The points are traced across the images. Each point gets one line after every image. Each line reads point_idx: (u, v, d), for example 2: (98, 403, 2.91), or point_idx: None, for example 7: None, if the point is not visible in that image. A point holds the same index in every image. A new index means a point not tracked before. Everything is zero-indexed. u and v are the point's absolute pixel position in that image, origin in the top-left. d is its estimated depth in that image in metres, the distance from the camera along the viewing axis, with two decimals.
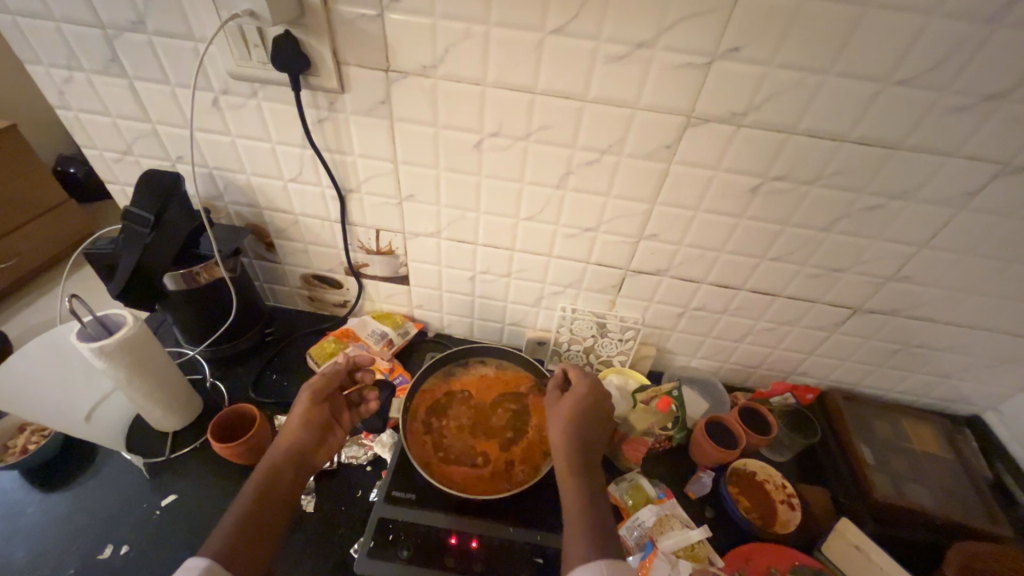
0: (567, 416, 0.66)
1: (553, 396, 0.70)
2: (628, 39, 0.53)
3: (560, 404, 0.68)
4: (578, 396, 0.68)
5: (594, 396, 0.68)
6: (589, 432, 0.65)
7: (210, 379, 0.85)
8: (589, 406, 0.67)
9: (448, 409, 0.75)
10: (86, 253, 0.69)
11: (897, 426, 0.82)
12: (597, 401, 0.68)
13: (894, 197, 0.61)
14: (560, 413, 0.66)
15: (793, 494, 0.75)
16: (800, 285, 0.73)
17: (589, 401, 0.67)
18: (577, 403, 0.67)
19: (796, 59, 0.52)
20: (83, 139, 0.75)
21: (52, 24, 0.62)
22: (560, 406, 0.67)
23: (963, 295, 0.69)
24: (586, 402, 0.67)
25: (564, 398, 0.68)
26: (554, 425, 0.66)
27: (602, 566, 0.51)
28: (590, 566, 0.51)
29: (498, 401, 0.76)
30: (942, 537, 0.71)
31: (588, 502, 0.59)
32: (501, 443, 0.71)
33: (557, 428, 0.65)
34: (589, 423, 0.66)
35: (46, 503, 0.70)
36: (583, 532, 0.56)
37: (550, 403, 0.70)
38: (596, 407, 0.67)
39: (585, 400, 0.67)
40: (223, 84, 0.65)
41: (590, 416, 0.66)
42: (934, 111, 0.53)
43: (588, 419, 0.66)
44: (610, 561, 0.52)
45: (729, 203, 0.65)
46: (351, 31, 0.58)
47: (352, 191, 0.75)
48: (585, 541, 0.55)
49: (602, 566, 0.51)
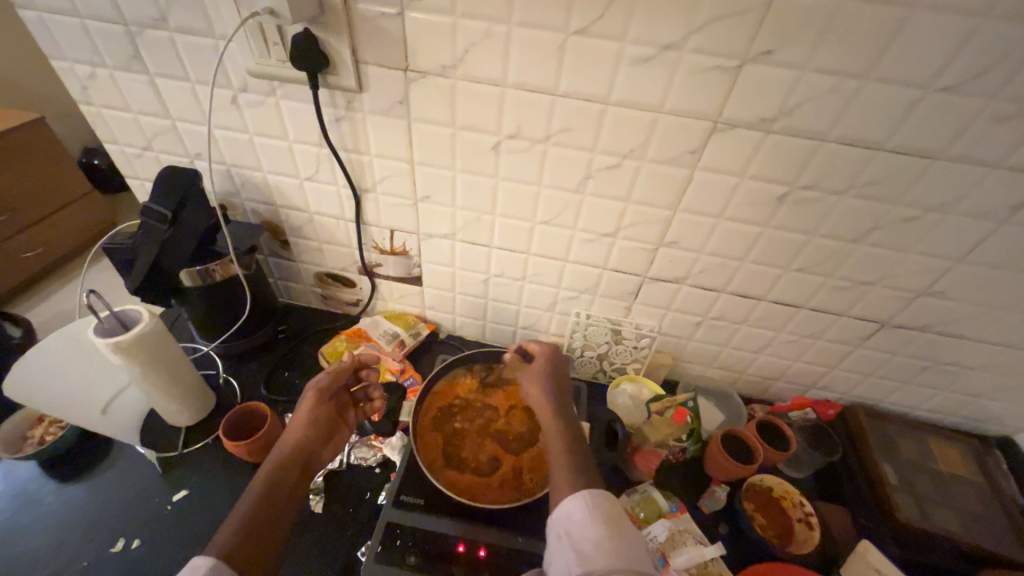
0: (541, 378, 0.69)
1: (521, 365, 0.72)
2: (656, 41, 0.51)
3: (531, 368, 0.71)
4: (544, 360, 0.71)
5: (558, 359, 0.72)
6: (561, 389, 0.68)
7: (223, 375, 0.86)
8: (556, 368, 0.71)
9: (451, 411, 0.74)
10: (106, 249, 0.70)
11: (923, 445, 0.79)
12: (561, 364, 0.72)
13: (930, 209, 0.58)
14: (533, 375, 0.69)
15: (812, 513, 0.72)
16: (825, 298, 0.70)
17: (555, 364, 0.71)
18: (546, 366, 0.70)
19: (832, 64, 0.49)
20: (105, 134, 0.76)
21: (77, 20, 0.63)
22: (531, 371, 0.70)
23: (1000, 312, 0.66)
24: (553, 365, 0.71)
25: (534, 363, 0.72)
26: (531, 387, 0.68)
27: (591, 493, 0.53)
28: (580, 493, 0.53)
29: (500, 405, 0.75)
30: (971, 564, 0.68)
31: (572, 445, 0.61)
32: (507, 450, 0.70)
33: (533, 389, 0.68)
34: (560, 382, 0.69)
35: (62, 495, 0.71)
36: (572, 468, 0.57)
37: (519, 370, 0.71)
38: (561, 369, 0.71)
39: (552, 363, 0.71)
40: (242, 82, 0.65)
41: (558, 377, 0.70)
42: (979, 119, 0.50)
43: (558, 379, 0.69)
44: (597, 489, 0.54)
45: (754, 211, 0.63)
46: (371, 30, 0.57)
47: (367, 191, 0.74)
48: (573, 475, 0.56)
49: (591, 494, 0.53)
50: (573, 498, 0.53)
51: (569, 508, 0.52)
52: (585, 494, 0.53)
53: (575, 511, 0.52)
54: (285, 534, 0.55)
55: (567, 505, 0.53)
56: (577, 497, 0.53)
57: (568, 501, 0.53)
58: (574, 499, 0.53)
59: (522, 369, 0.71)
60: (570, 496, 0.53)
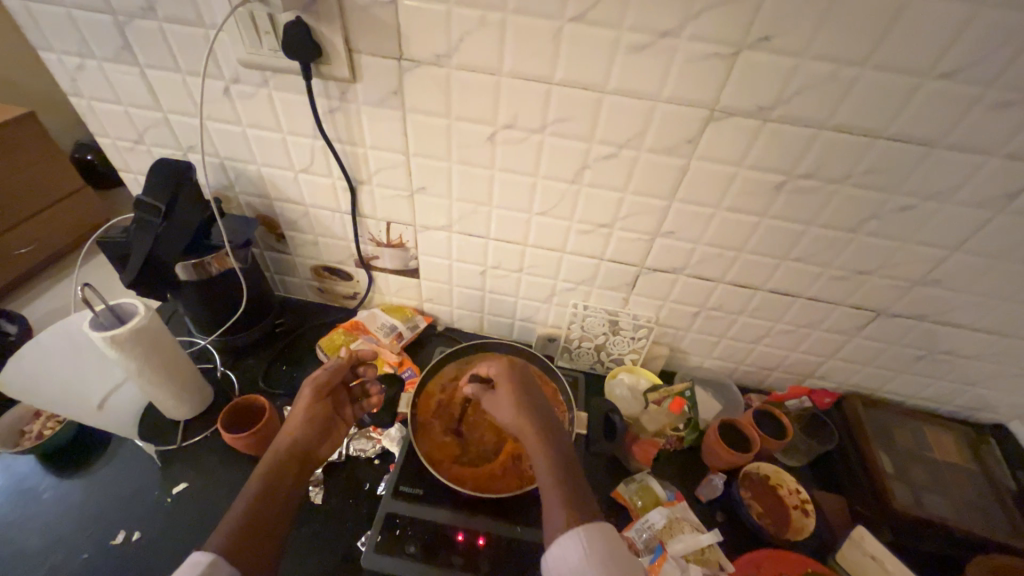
0: (509, 403, 0.65)
1: (486, 392, 0.68)
2: (653, 27, 0.51)
3: (496, 392, 0.67)
4: (508, 382, 0.67)
5: (523, 376, 0.68)
6: (537, 409, 0.65)
7: (221, 368, 0.86)
8: (523, 386, 0.67)
9: (445, 411, 0.73)
10: (99, 242, 0.69)
11: (918, 434, 0.80)
12: (528, 381, 0.68)
13: (927, 198, 0.58)
14: (501, 401, 0.65)
15: (807, 500, 0.73)
16: (822, 287, 0.71)
17: (522, 383, 0.67)
18: (512, 388, 0.66)
19: (830, 51, 0.49)
20: (96, 127, 0.75)
21: (63, 10, 0.62)
22: (498, 397, 0.66)
23: (995, 301, 0.67)
24: (520, 386, 0.67)
25: (496, 386, 0.67)
26: (503, 412, 0.64)
27: (586, 529, 0.51)
28: (576, 532, 0.50)
29: None
30: (964, 549, 0.69)
31: (560, 474, 0.58)
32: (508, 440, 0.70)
33: (507, 414, 0.64)
34: (533, 401, 0.66)
35: (60, 489, 0.71)
36: (564, 501, 0.54)
37: (484, 398, 0.68)
38: (530, 388, 0.67)
39: (519, 384, 0.67)
40: (234, 73, 0.64)
41: (530, 396, 0.66)
42: (977, 107, 0.50)
43: (529, 397, 0.66)
44: (595, 522, 0.52)
45: (751, 201, 0.63)
46: (364, 18, 0.56)
47: (363, 183, 0.73)
48: (566, 508, 0.54)
49: (586, 529, 0.50)
50: (569, 538, 0.50)
51: (563, 548, 0.50)
52: (581, 532, 0.50)
53: (570, 551, 0.49)
54: (286, 529, 0.55)
55: (562, 545, 0.50)
56: (571, 535, 0.50)
57: (563, 542, 0.50)
58: (570, 539, 0.50)
59: (488, 398, 0.67)
60: (564, 536, 0.50)
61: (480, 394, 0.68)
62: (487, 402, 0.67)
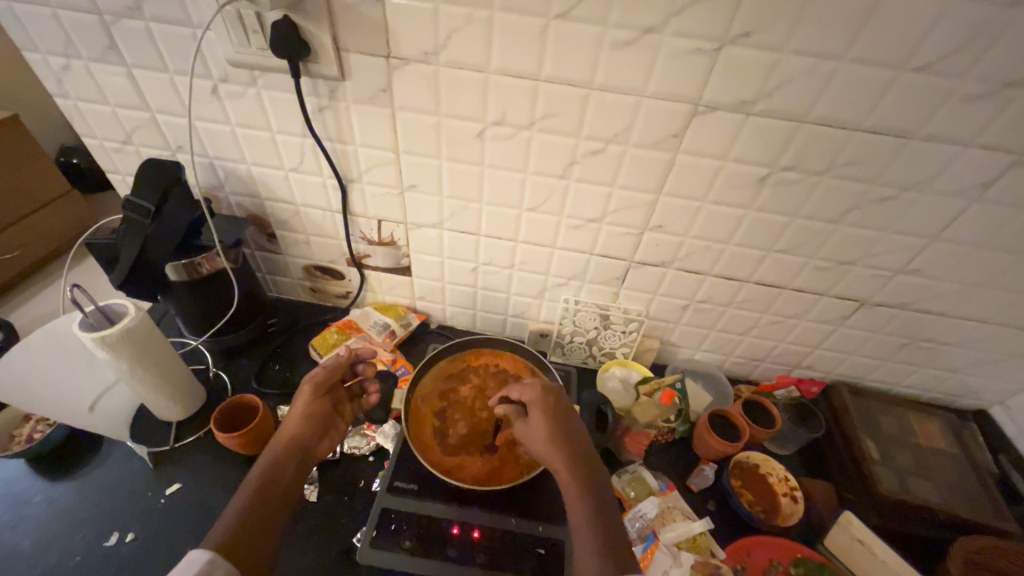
0: (542, 434, 0.61)
1: (519, 418, 0.65)
2: (636, 24, 0.52)
3: (528, 419, 0.63)
4: (543, 412, 0.63)
5: (559, 405, 0.64)
6: (575, 447, 0.61)
7: (213, 369, 0.85)
8: (559, 415, 0.63)
9: (450, 407, 0.74)
10: (88, 243, 0.69)
11: (903, 420, 0.82)
12: (568, 413, 0.64)
13: (907, 188, 0.59)
14: (533, 431, 0.62)
15: (796, 487, 0.74)
16: (806, 278, 0.72)
17: (559, 415, 0.63)
18: (546, 420, 0.62)
19: (809, 45, 0.50)
20: (83, 128, 0.74)
21: (48, 10, 0.61)
22: (531, 427, 0.63)
23: (973, 289, 0.68)
24: (557, 417, 0.63)
25: (529, 413, 0.64)
26: (536, 442, 0.61)
27: None
28: None
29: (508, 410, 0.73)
30: (948, 532, 0.70)
31: (597, 524, 0.54)
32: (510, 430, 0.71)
33: (540, 446, 0.61)
34: (572, 436, 0.62)
35: (51, 492, 0.70)
36: (598, 554, 0.51)
37: (517, 425, 0.64)
38: (569, 420, 0.63)
39: (556, 415, 0.63)
40: (222, 72, 0.64)
41: (567, 430, 0.62)
42: (950, 99, 0.51)
43: (565, 428, 0.62)
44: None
45: (736, 194, 0.64)
46: (351, 16, 0.56)
47: (354, 181, 0.74)
48: (599, 562, 0.50)
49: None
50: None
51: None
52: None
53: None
54: (280, 527, 0.54)
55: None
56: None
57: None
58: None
59: (521, 426, 0.63)
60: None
61: (514, 420, 0.65)
62: (519, 430, 0.64)
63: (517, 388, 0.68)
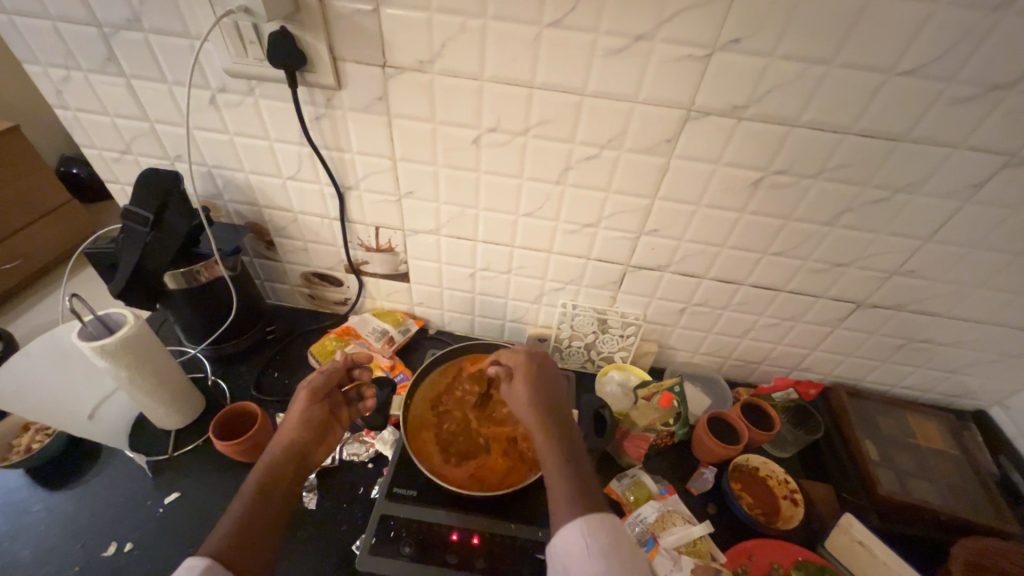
0: (523, 391, 0.65)
1: (505, 381, 0.69)
2: (627, 31, 0.52)
3: (512, 380, 0.67)
4: (526, 372, 0.66)
5: (542, 367, 0.68)
6: (552, 400, 0.64)
7: (212, 377, 0.85)
8: (540, 372, 0.67)
9: (448, 400, 0.75)
10: (87, 254, 0.69)
11: (902, 421, 0.82)
12: (549, 373, 0.68)
13: (899, 190, 0.60)
14: (516, 389, 0.66)
15: (795, 490, 0.74)
16: (802, 281, 0.73)
17: (541, 374, 0.67)
18: (529, 378, 0.66)
19: (798, 51, 0.51)
20: (83, 138, 0.75)
21: (48, 23, 0.62)
22: (515, 385, 0.66)
23: (968, 290, 0.69)
24: (538, 376, 0.66)
25: (513, 374, 0.68)
26: (517, 397, 0.65)
27: (589, 520, 0.50)
28: (578, 522, 0.50)
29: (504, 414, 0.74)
30: (950, 533, 0.70)
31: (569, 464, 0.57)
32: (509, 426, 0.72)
33: (519, 400, 0.64)
34: (550, 392, 0.65)
35: (50, 502, 0.70)
36: (570, 491, 0.54)
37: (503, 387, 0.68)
38: (550, 378, 0.67)
39: (537, 373, 0.67)
40: (220, 82, 0.65)
41: (546, 386, 0.65)
42: (939, 102, 0.52)
43: (544, 383, 0.66)
44: (598, 513, 0.51)
45: (730, 198, 0.64)
46: (348, 27, 0.57)
47: (351, 189, 0.74)
48: (571, 496, 0.53)
49: (588, 520, 0.50)
50: (569, 528, 0.50)
51: (566, 539, 0.50)
52: (583, 522, 0.50)
53: (573, 542, 0.49)
54: (281, 529, 0.55)
55: (565, 536, 0.50)
56: (574, 526, 0.50)
57: (567, 532, 0.50)
58: (572, 529, 0.50)
59: (506, 385, 0.67)
60: (567, 526, 0.50)
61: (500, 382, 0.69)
62: (505, 390, 0.67)
63: (505, 353, 0.72)
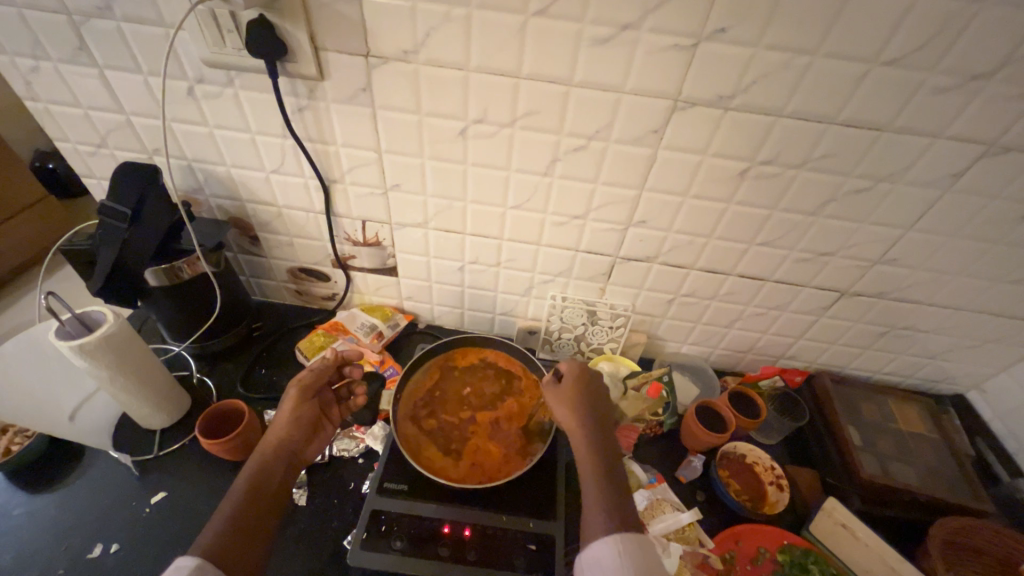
0: (571, 403, 0.64)
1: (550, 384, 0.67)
2: (614, 20, 0.52)
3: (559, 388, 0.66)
4: (574, 382, 0.65)
5: (592, 379, 0.66)
6: (598, 416, 0.63)
7: (197, 375, 0.84)
8: (590, 386, 0.65)
9: (439, 397, 0.75)
10: (63, 250, 0.67)
11: (884, 407, 0.84)
12: (597, 385, 0.66)
13: (882, 179, 0.61)
14: (564, 399, 0.64)
15: (781, 476, 0.76)
16: (788, 270, 0.73)
17: (587, 385, 0.65)
18: (576, 388, 0.65)
19: (782, 41, 0.51)
20: (55, 132, 0.73)
21: (15, 11, 0.60)
22: (560, 394, 0.65)
23: (948, 277, 0.70)
24: (584, 387, 0.65)
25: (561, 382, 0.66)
26: (562, 409, 0.64)
27: (624, 540, 0.51)
28: (615, 542, 0.50)
29: (496, 408, 0.74)
30: (930, 514, 0.72)
31: (608, 481, 0.57)
32: (501, 424, 0.72)
33: (564, 411, 0.63)
34: (595, 405, 0.64)
35: (32, 505, 0.69)
36: (607, 512, 0.54)
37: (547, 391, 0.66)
38: (596, 390, 0.66)
39: (585, 384, 0.65)
40: (197, 72, 0.63)
41: (592, 400, 0.64)
42: (921, 91, 0.53)
43: (592, 398, 0.64)
44: (633, 535, 0.51)
45: (717, 188, 0.65)
46: (328, 15, 0.56)
47: (336, 182, 0.73)
48: (607, 515, 0.53)
49: (623, 539, 0.50)
50: (606, 547, 0.50)
51: (597, 551, 0.50)
52: (620, 543, 0.50)
53: (603, 555, 0.50)
54: (271, 527, 0.55)
55: (596, 548, 0.51)
56: (606, 541, 0.51)
57: (599, 546, 0.50)
58: (607, 545, 0.50)
59: (552, 392, 0.65)
60: (599, 540, 0.51)
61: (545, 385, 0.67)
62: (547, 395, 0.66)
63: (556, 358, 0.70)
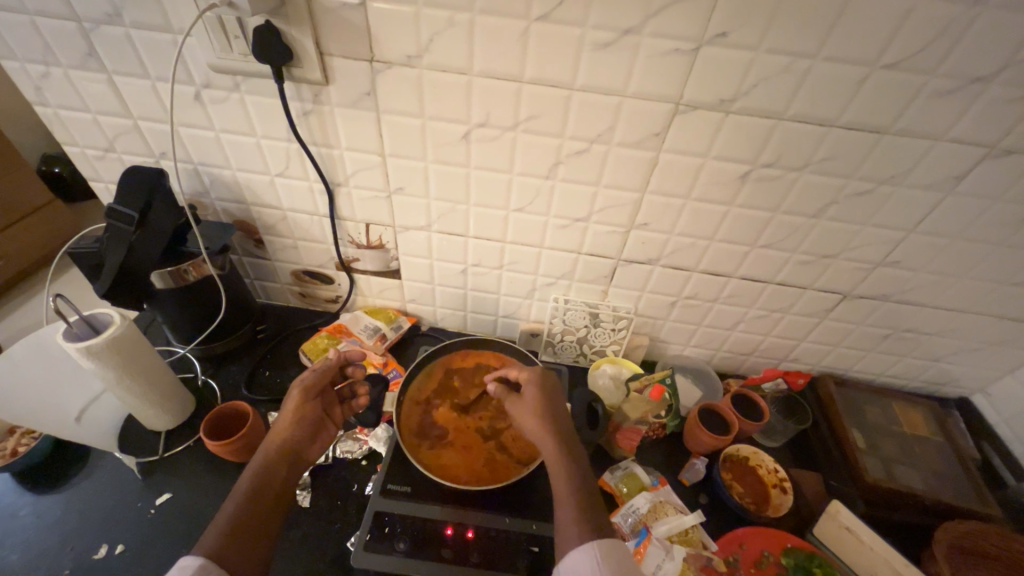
0: (533, 411, 0.63)
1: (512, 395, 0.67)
2: (616, 25, 0.52)
3: (521, 397, 0.66)
4: (535, 392, 0.65)
5: (552, 388, 0.67)
6: (560, 422, 0.63)
7: (202, 377, 0.85)
8: (549, 394, 0.66)
9: (442, 397, 0.75)
10: (71, 254, 0.68)
11: (887, 409, 0.83)
12: (557, 394, 0.67)
13: (883, 182, 0.61)
14: (526, 408, 0.64)
15: (785, 479, 0.75)
16: (790, 273, 0.74)
17: (548, 391, 0.66)
18: (537, 397, 0.65)
19: (783, 45, 0.51)
20: (64, 136, 0.73)
21: (26, 17, 0.61)
22: (522, 404, 0.65)
23: (952, 279, 0.70)
24: (546, 396, 0.65)
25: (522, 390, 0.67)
26: (526, 419, 0.64)
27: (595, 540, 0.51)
28: (587, 545, 0.50)
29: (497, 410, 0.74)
30: (934, 518, 0.72)
31: (578, 488, 0.56)
32: (498, 419, 0.73)
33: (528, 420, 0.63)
34: (557, 411, 0.64)
35: (39, 506, 0.69)
36: (580, 520, 0.53)
37: (509, 401, 0.67)
38: (557, 398, 0.66)
39: (545, 393, 0.65)
40: (204, 78, 0.64)
41: (554, 406, 0.64)
42: (922, 95, 0.53)
43: (554, 406, 0.64)
44: (606, 540, 0.51)
45: (719, 190, 0.65)
46: (334, 20, 0.56)
47: (340, 185, 0.74)
48: (581, 524, 0.53)
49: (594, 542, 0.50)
50: (581, 554, 0.50)
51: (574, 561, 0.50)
52: (594, 547, 0.50)
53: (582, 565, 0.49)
54: (277, 528, 0.55)
55: (572, 559, 0.50)
56: (583, 549, 0.50)
57: (576, 558, 0.49)
58: (582, 554, 0.49)
59: (512, 402, 0.66)
60: (576, 550, 0.50)
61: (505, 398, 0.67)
62: (510, 407, 0.67)
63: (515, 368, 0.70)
